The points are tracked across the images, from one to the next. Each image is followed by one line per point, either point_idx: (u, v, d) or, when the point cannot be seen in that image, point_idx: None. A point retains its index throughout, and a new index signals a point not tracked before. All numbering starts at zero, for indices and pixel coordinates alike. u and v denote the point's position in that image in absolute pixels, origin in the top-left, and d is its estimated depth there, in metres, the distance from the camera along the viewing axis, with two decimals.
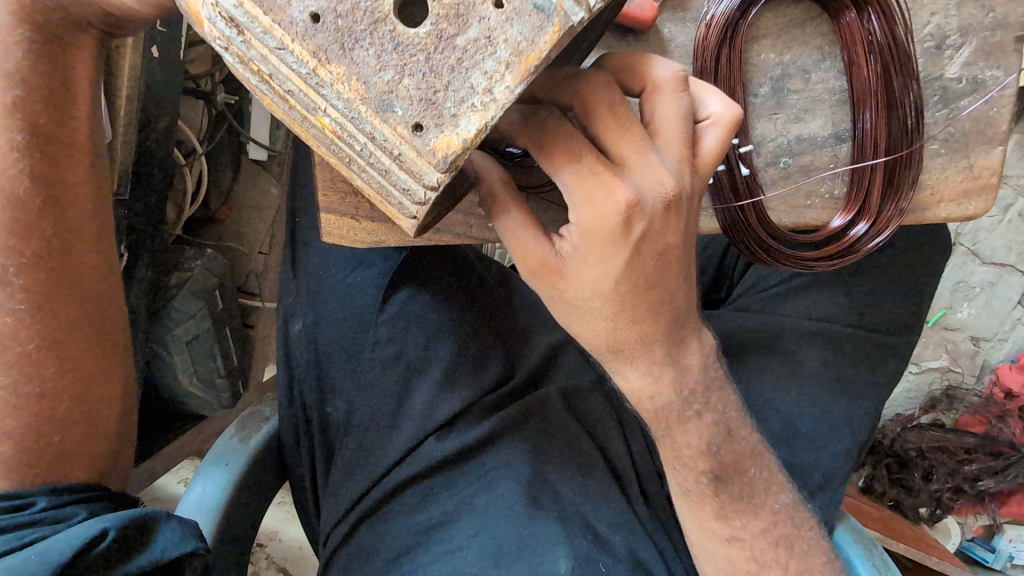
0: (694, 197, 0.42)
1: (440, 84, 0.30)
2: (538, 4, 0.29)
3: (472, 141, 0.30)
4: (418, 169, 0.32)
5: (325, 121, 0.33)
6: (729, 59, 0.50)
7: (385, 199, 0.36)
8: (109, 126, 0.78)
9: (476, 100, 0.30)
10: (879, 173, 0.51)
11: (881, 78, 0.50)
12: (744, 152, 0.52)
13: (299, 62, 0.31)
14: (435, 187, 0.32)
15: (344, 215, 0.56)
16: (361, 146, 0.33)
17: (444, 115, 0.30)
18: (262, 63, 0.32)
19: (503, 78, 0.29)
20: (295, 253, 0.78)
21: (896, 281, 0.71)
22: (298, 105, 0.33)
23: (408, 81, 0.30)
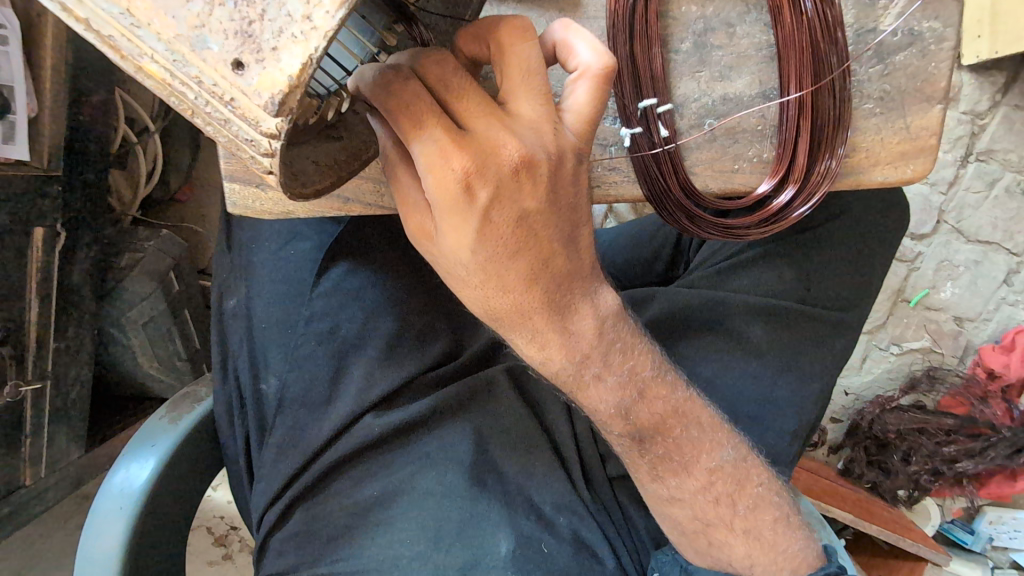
0: (563, 162, 0.41)
1: (255, 15, 0.27)
2: None
3: (298, 77, 0.27)
4: (253, 116, 0.28)
5: (151, 70, 0.29)
6: (644, 12, 0.48)
7: (240, 158, 0.31)
8: (35, 99, 0.75)
9: (295, 30, 0.27)
10: (806, 132, 0.47)
11: (805, 33, 0.46)
12: (663, 111, 0.49)
13: (113, 3, 0.29)
14: (275, 135, 0.28)
15: (249, 184, 0.56)
16: (195, 96, 0.29)
17: (264, 49, 0.27)
18: (76, 8, 0.29)
19: (322, 3, 0.26)
20: (231, 231, 0.77)
21: (845, 254, 0.69)
22: (123, 55, 0.30)
23: (222, 14, 0.28)
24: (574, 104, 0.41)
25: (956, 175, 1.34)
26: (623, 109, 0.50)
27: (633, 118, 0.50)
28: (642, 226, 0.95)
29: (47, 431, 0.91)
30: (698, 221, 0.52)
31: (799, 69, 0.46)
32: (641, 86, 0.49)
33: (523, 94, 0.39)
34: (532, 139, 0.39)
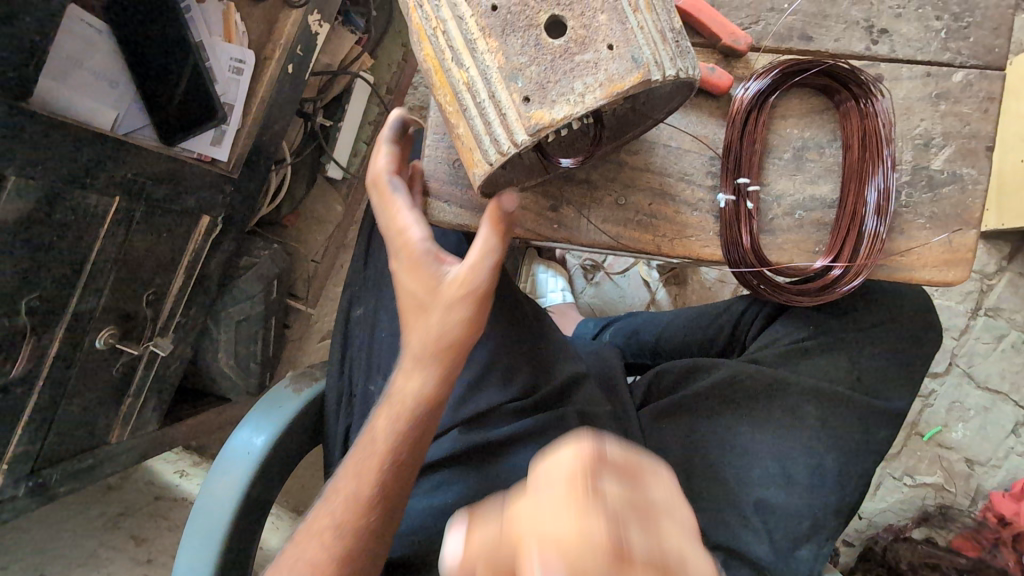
0: (469, 309, 0.61)
1: (553, 79, 0.42)
2: (636, 56, 0.41)
3: (558, 122, 0.42)
4: (512, 129, 0.43)
5: (464, 75, 0.45)
6: (756, 123, 0.64)
7: (474, 149, 0.47)
8: (240, 117, 0.95)
9: (571, 98, 0.42)
10: (854, 237, 0.62)
11: (859, 156, 0.62)
12: (752, 190, 0.64)
13: (466, 32, 0.44)
14: (519, 145, 0.43)
15: (440, 199, 0.67)
16: (474, 107, 0.45)
17: (546, 98, 0.42)
18: (444, 21, 0.45)
19: (594, 92, 0.41)
20: (370, 250, 0.93)
21: (883, 351, 0.82)
22: (451, 58, 0.46)
23: (534, 68, 0.42)
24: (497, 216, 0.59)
25: (967, 325, 1.52)
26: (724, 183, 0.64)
27: (729, 187, 0.64)
28: (699, 310, 1.09)
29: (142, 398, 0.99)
30: (762, 287, 0.66)
31: (859, 180, 0.63)
32: (743, 166, 0.64)
33: (486, 244, 0.60)
34: (473, 274, 0.60)
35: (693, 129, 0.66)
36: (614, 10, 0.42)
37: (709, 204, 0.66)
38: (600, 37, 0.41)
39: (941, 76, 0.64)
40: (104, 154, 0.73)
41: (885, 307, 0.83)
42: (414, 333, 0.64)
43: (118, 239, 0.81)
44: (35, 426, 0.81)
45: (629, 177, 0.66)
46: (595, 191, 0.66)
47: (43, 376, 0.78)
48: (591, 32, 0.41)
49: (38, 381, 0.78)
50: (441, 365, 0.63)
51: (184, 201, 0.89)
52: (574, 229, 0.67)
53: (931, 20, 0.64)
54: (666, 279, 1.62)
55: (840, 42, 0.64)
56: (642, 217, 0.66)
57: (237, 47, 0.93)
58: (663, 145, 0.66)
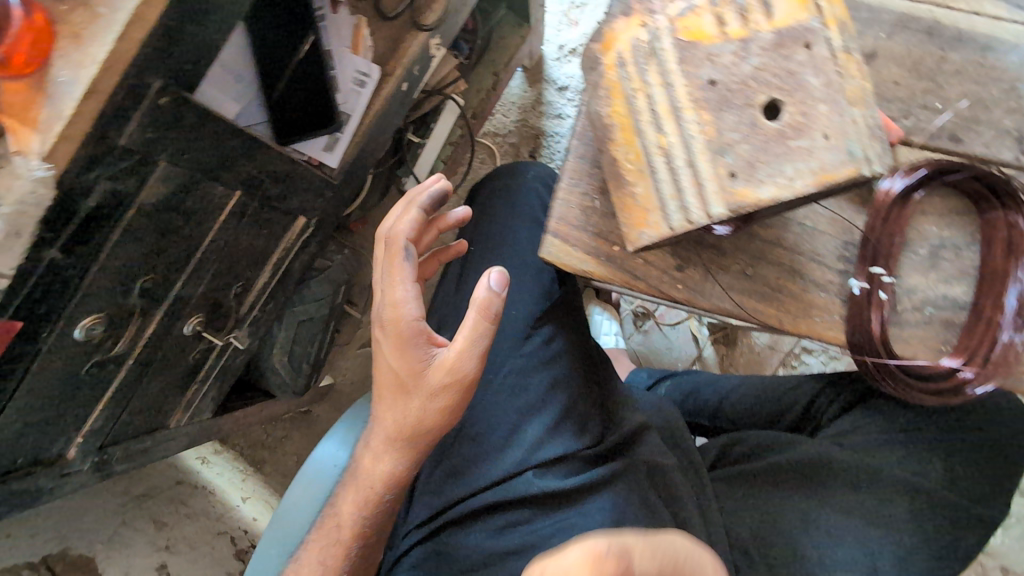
0: (445, 390, 0.68)
1: (763, 159, 0.42)
2: (853, 150, 0.41)
3: (762, 202, 0.42)
4: (710, 202, 0.44)
5: (662, 139, 0.46)
6: (898, 216, 0.63)
7: (656, 210, 0.48)
8: (355, 127, 0.96)
9: (780, 180, 0.42)
10: (988, 345, 0.62)
11: (999, 264, 0.62)
12: (886, 281, 0.63)
13: (675, 100, 0.45)
14: (715, 218, 0.44)
15: (569, 245, 0.67)
16: (668, 171, 0.46)
17: (754, 176, 0.42)
18: (649, 85, 0.46)
19: (805, 178, 0.42)
20: (462, 275, 0.92)
21: (973, 455, 0.80)
22: (650, 121, 0.47)
23: (744, 146, 0.43)
24: (486, 309, 0.64)
25: None
26: (858, 269, 0.64)
27: (863, 275, 0.64)
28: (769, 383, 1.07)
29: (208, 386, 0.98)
30: (885, 379, 0.66)
31: (998, 288, 0.62)
32: (880, 257, 0.64)
33: (474, 338, 0.66)
34: (455, 360, 0.66)
35: (831, 211, 0.66)
36: (835, 102, 0.42)
37: (838, 287, 0.65)
38: (818, 125, 0.42)
39: None
40: (240, 150, 0.74)
41: (980, 409, 0.81)
42: (385, 412, 0.71)
43: (227, 233, 0.82)
44: (112, 400, 0.80)
45: (762, 250, 0.66)
46: (726, 258, 0.66)
47: (134, 354, 0.79)
48: (810, 118, 0.42)
49: (127, 359, 0.78)
50: (409, 442, 0.71)
51: (289, 202, 0.90)
52: (699, 293, 0.66)
53: None
54: (716, 338, 1.60)
55: (990, 149, 0.64)
56: (767, 290, 0.66)
57: (365, 61, 0.95)
58: (798, 223, 0.66)
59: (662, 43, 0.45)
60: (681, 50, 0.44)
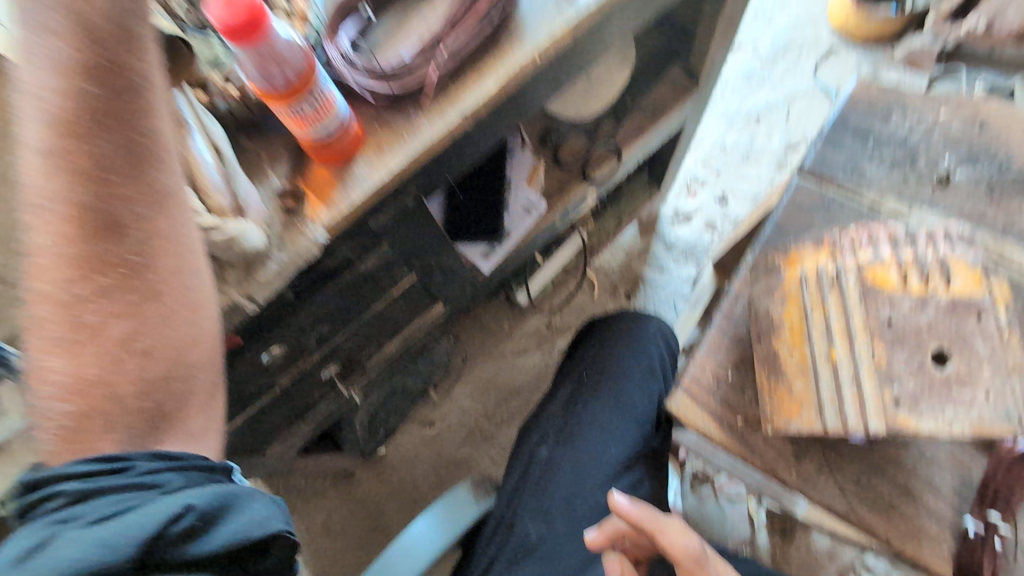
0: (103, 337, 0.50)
1: (927, 398, 0.57)
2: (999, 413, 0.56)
3: (921, 430, 0.56)
4: (874, 418, 0.57)
5: (834, 355, 0.60)
6: None
7: (816, 408, 0.59)
8: (511, 245, 1.12)
9: (940, 417, 0.56)
10: None
11: None
12: (1002, 530, 0.66)
13: (855, 331, 0.60)
14: (877, 431, 0.56)
15: (699, 405, 0.72)
16: (834, 380, 0.59)
17: (917, 409, 0.56)
18: (833, 312, 0.62)
19: (960, 423, 0.56)
20: (568, 397, 0.99)
21: None
22: (827, 337, 0.61)
23: (909, 382, 0.58)
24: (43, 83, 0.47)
25: None
26: (973, 511, 0.67)
27: (980, 518, 0.66)
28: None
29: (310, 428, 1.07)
30: None
31: None
32: (999, 505, 0.66)
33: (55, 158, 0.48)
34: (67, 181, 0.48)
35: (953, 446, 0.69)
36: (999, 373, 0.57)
37: (950, 521, 0.68)
38: (976, 385, 0.57)
39: None
40: (432, 247, 0.89)
41: None
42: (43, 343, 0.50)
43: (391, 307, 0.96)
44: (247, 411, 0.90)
45: (880, 463, 0.70)
46: (844, 460, 0.70)
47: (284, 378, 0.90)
48: (968, 378, 0.57)
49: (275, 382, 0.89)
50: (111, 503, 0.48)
51: (441, 293, 1.05)
52: (812, 486, 0.70)
53: None
54: (771, 525, 1.55)
55: None
56: (880, 503, 0.69)
57: (535, 195, 1.11)
58: (918, 446, 0.70)
59: (849, 288, 0.62)
60: (867, 298, 0.61)
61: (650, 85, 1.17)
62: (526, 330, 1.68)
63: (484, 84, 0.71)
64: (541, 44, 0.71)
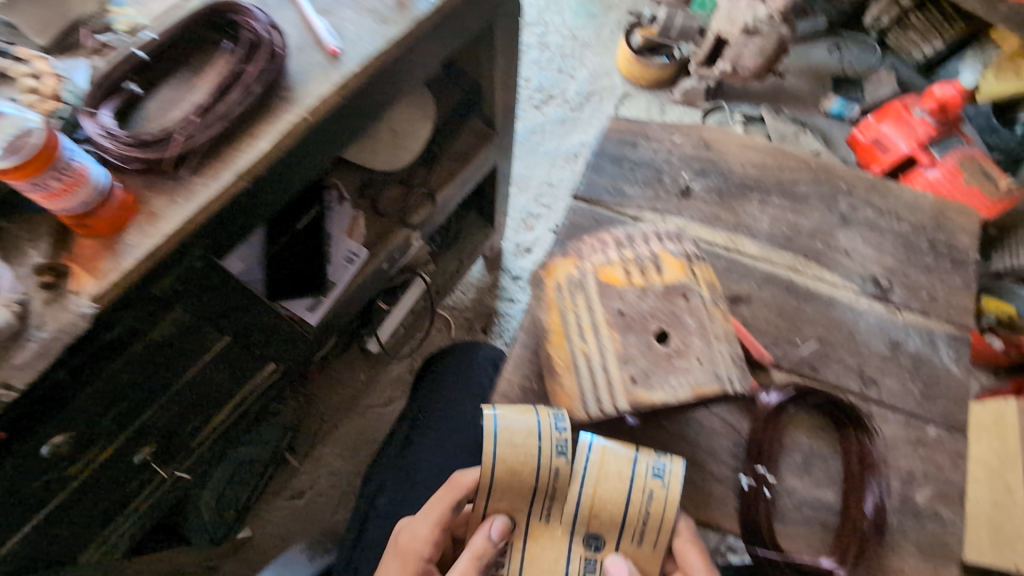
0: None
1: (653, 374, 0.58)
2: (717, 377, 0.58)
3: (654, 403, 0.57)
4: (616, 398, 0.58)
5: (583, 348, 0.62)
6: (767, 427, 0.78)
7: (579, 404, 0.61)
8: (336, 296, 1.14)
9: (669, 390, 0.57)
10: (852, 547, 0.73)
11: (853, 469, 0.76)
12: (768, 478, 0.76)
13: (591, 320, 0.62)
14: (620, 411, 0.58)
15: None
16: (584, 373, 0.62)
17: (647, 384, 0.58)
18: (576, 307, 0.64)
19: (682, 391, 0.57)
20: (407, 438, 1.00)
21: None
22: (575, 335, 0.63)
23: (635, 360, 0.59)
24: None
25: None
26: (747, 467, 0.76)
27: (751, 471, 0.76)
28: None
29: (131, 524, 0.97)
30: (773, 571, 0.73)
31: (858, 496, 0.75)
32: (762, 455, 0.77)
33: None
34: None
35: (722, 415, 0.80)
36: (705, 339, 0.59)
37: (731, 482, 0.77)
38: (694, 356, 0.58)
39: (918, 425, 0.80)
40: (243, 303, 0.88)
41: None
42: None
43: (204, 371, 0.92)
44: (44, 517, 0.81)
45: (667, 440, 0.78)
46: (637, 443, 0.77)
47: (86, 475, 0.83)
48: (688, 350, 0.59)
49: (77, 477, 0.82)
50: None
51: (265, 349, 1.02)
52: None
53: (909, 381, 0.82)
54: None
55: (840, 379, 0.82)
56: None
57: (356, 243, 1.16)
58: (698, 421, 0.79)
59: (586, 281, 0.64)
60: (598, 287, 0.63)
61: (454, 133, 1.30)
62: (382, 381, 1.61)
63: (261, 144, 0.73)
64: (312, 106, 0.75)
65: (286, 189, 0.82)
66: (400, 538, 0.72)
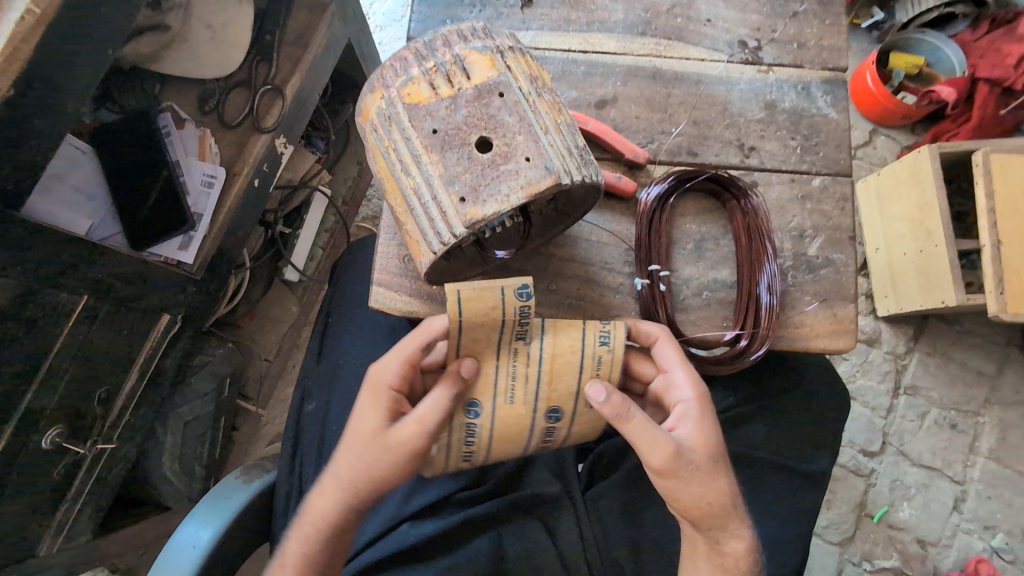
0: None
1: (483, 185, 0.54)
2: (549, 168, 0.54)
3: (490, 215, 0.54)
4: (452, 222, 0.55)
5: (411, 182, 0.57)
6: (654, 223, 0.75)
7: (421, 243, 0.58)
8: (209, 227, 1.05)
9: (500, 198, 0.54)
10: (752, 313, 0.72)
11: (745, 241, 0.74)
12: (662, 274, 0.74)
13: (411, 150, 0.57)
14: (458, 235, 0.54)
15: (393, 290, 0.74)
16: (417, 208, 0.57)
17: (479, 197, 0.54)
18: (394, 141, 0.58)
19: (517, 193, 0.54)
20: (323, 344, 0.97)
21: (809, 428, 0.86)
22: (401, 171, 0.58)
23: (464, 176, 0.55)
24: None
25: (891, 403, 1.36)
26: (639, 268, 0.73)
27: (645, 273, 0.74)
28: None
29: (79, 503, 0.95)
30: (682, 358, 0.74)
31: (752, 265, 0.74)
32: (652, 254, 0.74)
33: None
34: None
35: (608, 226, 0.77)
36: (529, 133, 0.55)
37: (628, 288, 0.75)
38: (520, 155, 0.55)
39: (803, 182, 0.78)
40: (77, 257, 0.79)
41: (798, 364, 0.88)
42: None
43: (81, 336, 0.84)
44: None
45: (558, 266, 0.75)
46: (528, 277, 0.74)
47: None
48: (513, 150, 0.55)
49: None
50: None
51: (146, 300, 0.94)
52: None
53: (788, 140, 0.80)
54: None
55: (720, 157, 0.79)
56: (570, 299, 0.74)
57: (211, 164, 1.05)
58: (585, 240, 0.76)
59: (394, 110, 0.57)
60: (409, 111, 0.56)
61: None
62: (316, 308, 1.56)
63: None
64: None
65: (64, 116, 0.69)
66: (354, 423, 0.66)
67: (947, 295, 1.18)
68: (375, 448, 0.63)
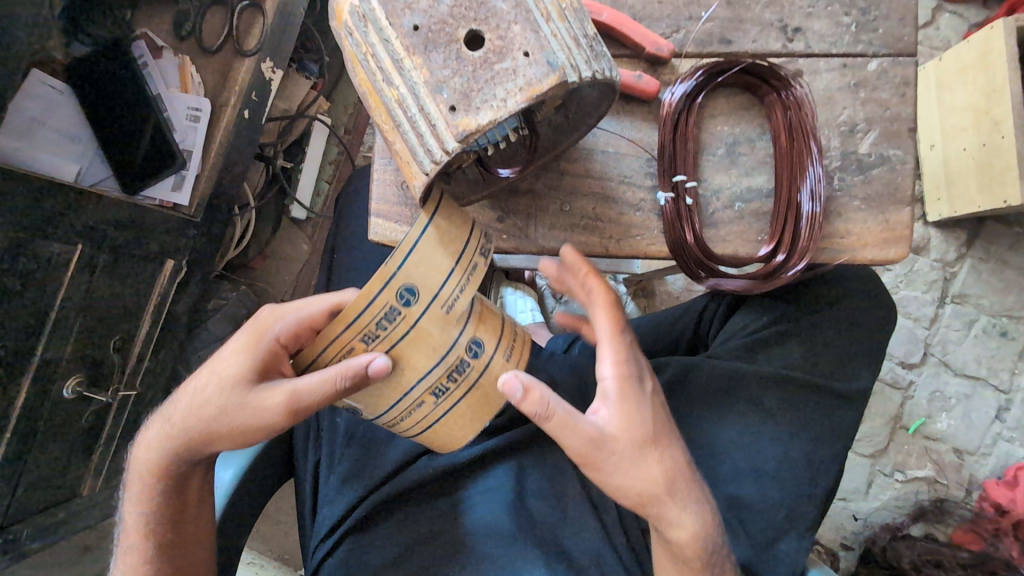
0: None
1: (476, 89, 0.46)
2: (552, 62, 0.46)
3: (484, 124, 0.46)
4: (443, 136, 0.47)
5: (394, 92, 0.49)
6: (679, 125, 0.66)
7: (410, 163, 0.51)
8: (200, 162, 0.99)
9: (495, 103, 0.46)
10: (792, 224, 0.64)
11: (785, 140, 0.65)
12: (689, 185, 0.66)
13: (390, 53, 0.48)
14: (450, 151, 0.47)
15: (392, 221, 0.68)
16: (402, 121, 0.49)
17: (472, 105, 0.46)
18: (370, 45, 0.49)
19: (515, 95, 0.46)
20: (331, 281, 0.93)
21: (850, 346, 0.79)
22: (381, 79, 0.49)
23: (455, 80, 0.47)
24: None
25: (936, 314, 1.28)
26: (661, 179, 0.65)
27: (669, 184, 0.66)
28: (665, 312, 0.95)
29: (115, 443, 0.98)
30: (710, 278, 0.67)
31: (794, 168, 0.65)
32: (678, 163, 0.66)
33: None
34: None
35: (629, 134, 0.68)
36: (527, 21, 0.47)
37: (650, 204, 0.67)
38: (516, 49, 0.46)
39: (856, 66, 0.67)
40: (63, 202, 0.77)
41: (839, 278, 0.80)
42: None
43: (82, 285, 0.83)
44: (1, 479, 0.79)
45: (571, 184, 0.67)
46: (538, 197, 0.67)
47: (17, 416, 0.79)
48: (507, 44, 0.46)
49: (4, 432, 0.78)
50: None
51: (147, 244, 0.93)
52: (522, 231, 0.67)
53: (839, 16, 0.67)
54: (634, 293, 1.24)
55: (758, 43, 0.68)
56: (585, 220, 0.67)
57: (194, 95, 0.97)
58: (601, 152, 0.68)
59: (366, 4, 0.48)
60: (384, 4, 0.47)
61: None
62: None
63: None
64: None
65: None
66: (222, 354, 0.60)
67: (1011, 194, 1.05)
68: (232, 402, 0.58)
